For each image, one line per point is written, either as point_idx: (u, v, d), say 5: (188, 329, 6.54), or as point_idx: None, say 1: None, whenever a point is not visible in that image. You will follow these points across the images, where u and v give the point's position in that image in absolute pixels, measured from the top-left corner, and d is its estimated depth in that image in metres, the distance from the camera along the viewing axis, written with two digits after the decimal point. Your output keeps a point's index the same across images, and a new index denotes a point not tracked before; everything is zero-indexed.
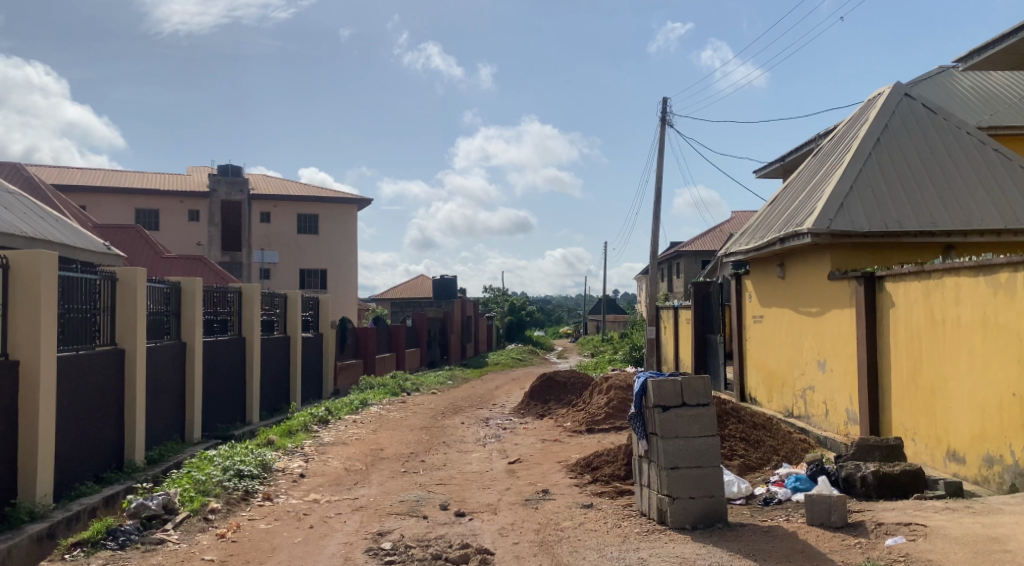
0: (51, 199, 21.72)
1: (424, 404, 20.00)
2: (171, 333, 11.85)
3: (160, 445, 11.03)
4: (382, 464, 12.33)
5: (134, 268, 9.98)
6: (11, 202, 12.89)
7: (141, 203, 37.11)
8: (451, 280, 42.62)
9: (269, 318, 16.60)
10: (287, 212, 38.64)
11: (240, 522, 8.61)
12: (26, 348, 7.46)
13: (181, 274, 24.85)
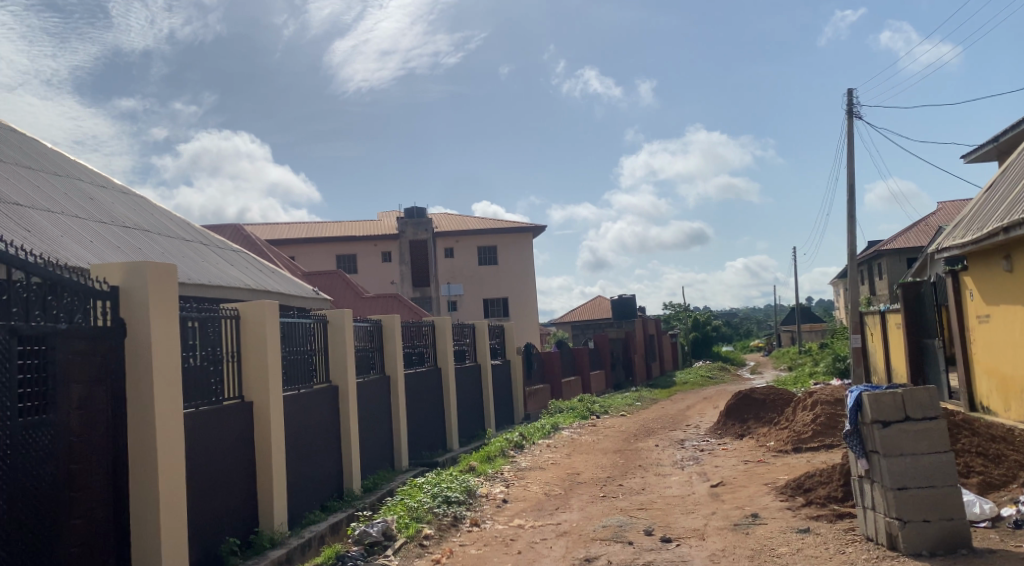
0: (263, 252, 23.69)
1: (616, 427, 19.86)
2: (376, 368, 12.51)
3: (374, 474, 11.63)
4: (581, 488, 12.30)
5: (341, 310, 10.66)
6: (235, 258, 14.21)
7: (339, 250, 39.92)
8: (631, 299, 42.30)
9: (460, 348, 17.17)
10: (468, 245, 40.02)
11: (453, 547, 8.88)
12: (258, 389, 8.11)
13: (379, 311, 26.39)
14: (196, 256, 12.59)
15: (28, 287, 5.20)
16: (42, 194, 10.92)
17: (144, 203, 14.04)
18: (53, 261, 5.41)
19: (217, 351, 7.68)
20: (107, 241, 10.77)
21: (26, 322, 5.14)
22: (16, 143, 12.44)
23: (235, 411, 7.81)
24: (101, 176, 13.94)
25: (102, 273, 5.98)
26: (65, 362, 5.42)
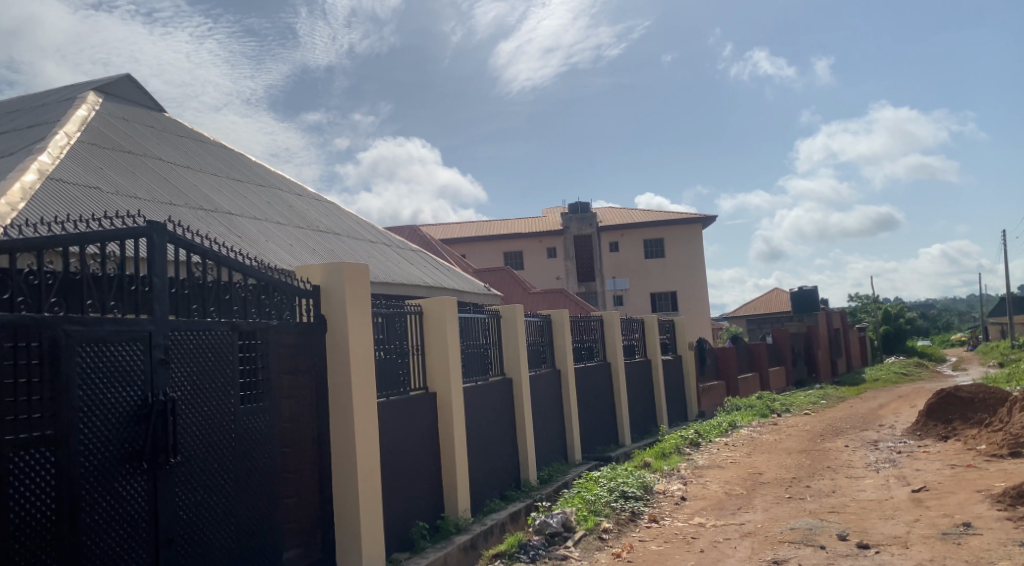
0: (437, 251, 24.43)
1: (799, 426, 18.84)
2: (548, 362, 12.50)
3: (549, 466, 11.62)
4: (765, 489, 11.71)
5: (513, 304, 10.72)
6: (413, 257, 14.67)
7: (507, 246, 40.61)
8: (812, 291, 40.11)
9: (630, 343, 16.88)
10: (634, 239, 39.50)
11: (633, 542, 8.69)
12: (440, 381, 8.28)
13: (546, 306, 26.53)
14: (379, 256, 13.09)
15: (245, 287, 5.56)
16: (247, 202, 11.70)
17: (333, 209, 14.78)
18: (265, 263, 5.75)
19: (403, 344, 7.90)
20: (303, 244, 11.37)
21: (244, 318, 5.50)
22: (224, 157, 13.44)
23: (421, 402, 7.99)
24: (297, 185, 14.79)
25: (305, 274, 6.29)
26: (277, 356, 5.76)
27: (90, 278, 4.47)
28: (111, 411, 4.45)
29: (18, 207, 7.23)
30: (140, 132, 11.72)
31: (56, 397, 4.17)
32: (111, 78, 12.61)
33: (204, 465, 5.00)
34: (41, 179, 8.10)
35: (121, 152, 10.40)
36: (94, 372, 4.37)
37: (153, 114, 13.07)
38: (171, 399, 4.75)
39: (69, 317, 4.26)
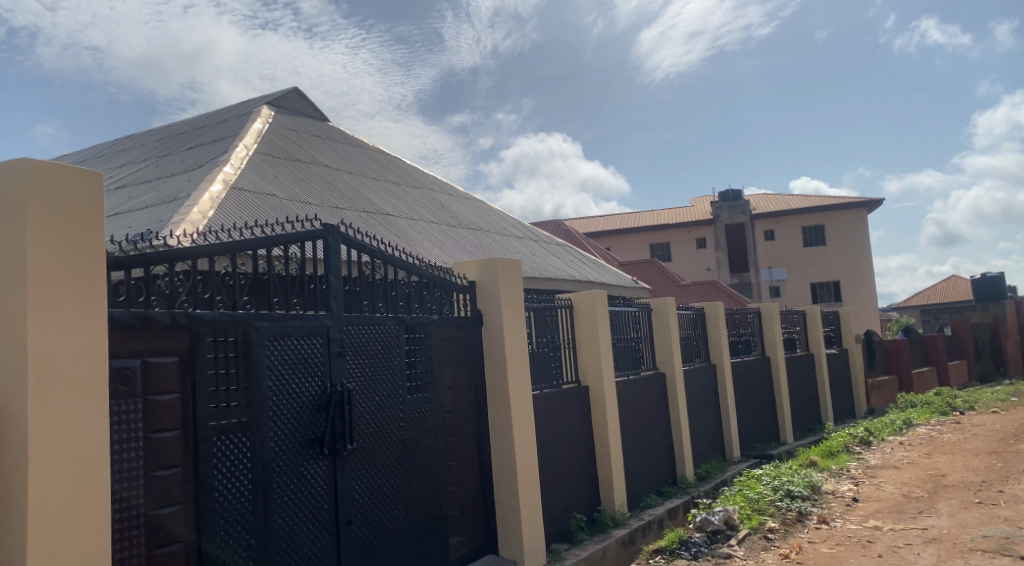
0: (583, 246, 24.48)
1: (986, 426, 17.42)
2: (702, 356, 12.24)
3: (706, 463, 11.38)
4: (949, 492, 10.94)
5: (665, 298, 10.58)
6: (560, 252, 14.76)
7: (655, 238, 40.08)
8: (998, 278, 36.93)
9: (790, 336, 16.23)
10: (792, 227, 37.89)
11: (802, 543, 8.37)
12: (592, 374, 8.30)
13: (697, 299, 25.97)
14: (530, 252, 13.28)
15: (409, 283, 5.83)
16: (404, 203, 12.18)
17: (482, 206, 15.12)
18: (427, 261, 6.00)
19: (555, 338, 7.99)
20: (457, 241, 11.73)
21: (409, 313, 5.77)
22: (382, 161, 14.05)
23: (574, 396, 8.05)
24: (447, 185, 15.25)
25: (461, 270, 6.50)
26: (440, 349, 6.00)
27: (275, 278, 4.84)
28: (296, 400, 4.80)
29: (208, 215, 7.89)
30: (307, 142, 12.45)
31: (249, 387, 4.53)
32: (282, 92, 13.47)
33: (377, 452, 5.29)
34: (226, 189, 8.79)
35: (292, 161, 11.09)
36: (280, 365, 4.73)
37: (318, 124, 13.85)
38: (346, 389, 5.06)
39: (259, 314, 4.64)
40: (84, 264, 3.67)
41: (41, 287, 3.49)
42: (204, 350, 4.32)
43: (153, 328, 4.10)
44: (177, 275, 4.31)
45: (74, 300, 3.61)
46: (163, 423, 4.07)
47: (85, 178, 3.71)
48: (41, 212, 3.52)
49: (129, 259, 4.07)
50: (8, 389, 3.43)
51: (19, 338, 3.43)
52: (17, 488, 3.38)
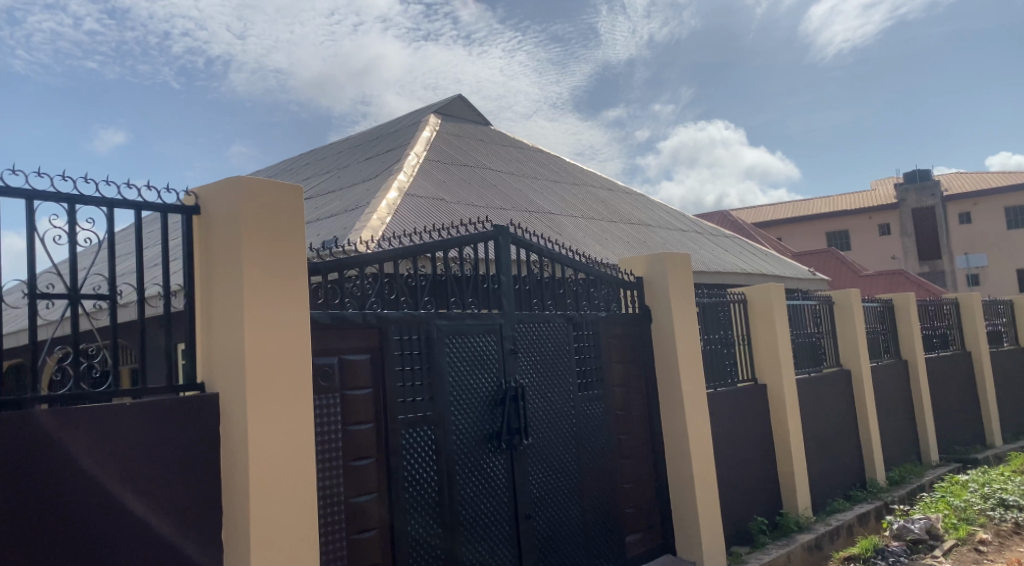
0: (755, 236, 23.77)
1: None
2: (891, 351, 11.52)
3: (899, 466, 10.71)
4: None
5: (847, 290, 10.08)
6: (730, 245, 14.37)
7: (831, 227, 38.17)
8: None
9: (995, 329, 14.93)
10: (989, 209, 34.83)
11: (1018, 557, 7.68)
12: (770, 372, 8.03)
13: (884, 289, 24.46)
14: (698, 246, 13.01)
15: (577, 281, 5.90)
16: (567, 202, 12.29)
17: (646, 201, 14.98)
18: (593, 258, 6.04)
19: (729, 334, 7.81)
20: (621, 238, 11.69)
21: (578, 311, 5.84)
22: (544, 161, 14.24)
23: (752, 394, 7.82)
24: (609, 181, 15.24)
25: (628, 266, 6.49)
26: (609, 346, 6.03)
27: (451, 278, 5.06)
28: (474, 396, 4.98)
29: (385, 222, 8.32)
30: (473, 147, 12.82)
31: (432, 383, 4.76)
32: (447, 100, 13.93)
33: (552, 447, 5.39)
34: (401, 196, 9.22)
35: (458, 165, 11.47)
36: (458, 362, 4.94)
37: (481, 128, 14.25)
38: (520, 385, 5.20)
39: (439, 314, 4.87)
40: (288, 271, 3.99)
41: (255, 291, 3.83)
42: (391, 348, 4.59)
43: (347, 328, 4.40)
44: (365, 277, 4.61)
45: (280, 304, 3.93)
46: (358, 416, 4.35)
47: (288, 192, 4.04)
48: (253, 222, 3.86)
49: (324, 265, 4.39)
50: (228, 383, 3.79)
51: (235, 337, 3.79)
52: (236, 472, 3.74)
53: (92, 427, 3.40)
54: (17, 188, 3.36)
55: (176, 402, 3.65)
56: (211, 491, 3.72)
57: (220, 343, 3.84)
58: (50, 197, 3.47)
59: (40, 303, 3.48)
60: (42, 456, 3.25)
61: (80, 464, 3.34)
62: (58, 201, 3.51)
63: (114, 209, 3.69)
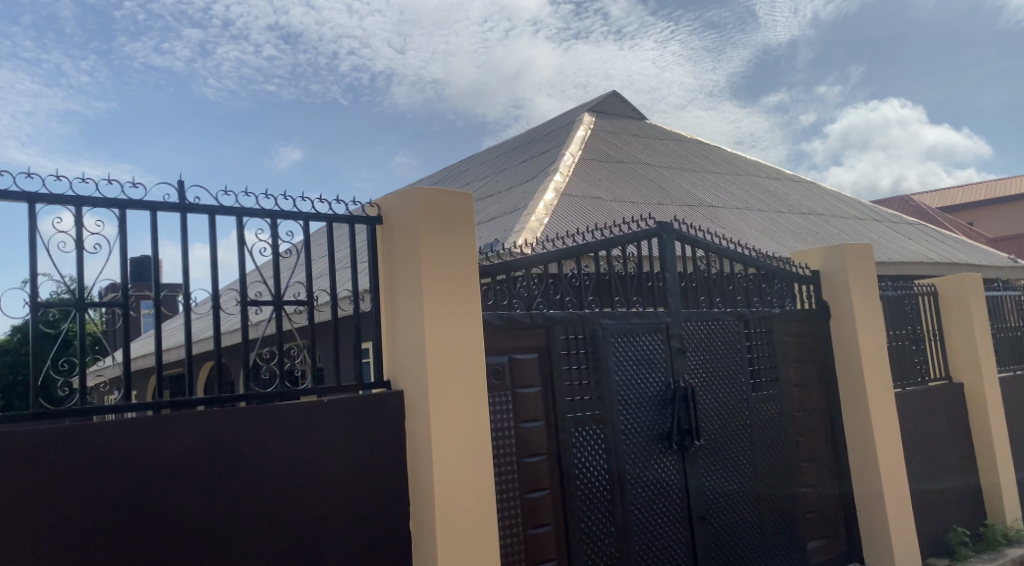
0: (944, 223, 22.03)
1: None
2: None
3: None
4: None
5: None
6: (914, 232, 13.38)
7: None
8: None
9: None
10: None
11: None
12: (968, 369, 7.40)
13: None
14: (877, 235, 12.20)
15: (747, 277, 5.69)
16: (731, 194, 11.90)
17: (818, 190, 14.24)
18: (763, 252, 5.80)
19: (918, 328, 7.28)
20: (791, 229, 11.16)
21: (749, 308, 5.62)
22: (706, 153, 13.86)
23: (947, 393, 7.24)
24: (777, 171, 14.61)
25: (803, 260, 6.19)
26: (784, 343, 5.76)
27: (615, 277, 5.01)
28: (643, 396, 4.90)
29: (544, 223, 8.39)
30: (630, 142, 12.69)
31: (600, 381, 4.72)
32: (603, 97, 13.86)
33: (725, 448, 5.21)
34: (558, 196, 9.25)
35: (614, 162, 11.38)
36: (625, 360, 4.87)
37: (639, 124, 14.07)
38: (690, 384, 5.07)
39: (604, 312, 4.83)
40: (461, 275, 4.08)
41: (432, 293, 3.94)
42: (558, 346, 4.60)
43: (516, 328, 4.45)
44: (532, 277, 4.66)
45: (454, 306, 4.03)
46: (530, 414, 4.39)
47: (461, 198, 4.14)
48: (428, 228, 3.98)
49: (493, 268, 4.46)
50: (412, 383, 3.95)
51: (416, 338, 3.93)
52: (420, 467, 3.89)
53: (295, 420, 3.64)
54: (231, 206, 3.66)
55: (364, 401, 3.84)
56: (397, 485, 3.89)
57: (403, 343, 4.01)
58: (256, 212, 3.76)
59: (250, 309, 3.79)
60: (246, 446, 3.50)
61: (282, 457, 3.58)
62: (264, 217, 3.79)
63: (309, 222, 3.94)
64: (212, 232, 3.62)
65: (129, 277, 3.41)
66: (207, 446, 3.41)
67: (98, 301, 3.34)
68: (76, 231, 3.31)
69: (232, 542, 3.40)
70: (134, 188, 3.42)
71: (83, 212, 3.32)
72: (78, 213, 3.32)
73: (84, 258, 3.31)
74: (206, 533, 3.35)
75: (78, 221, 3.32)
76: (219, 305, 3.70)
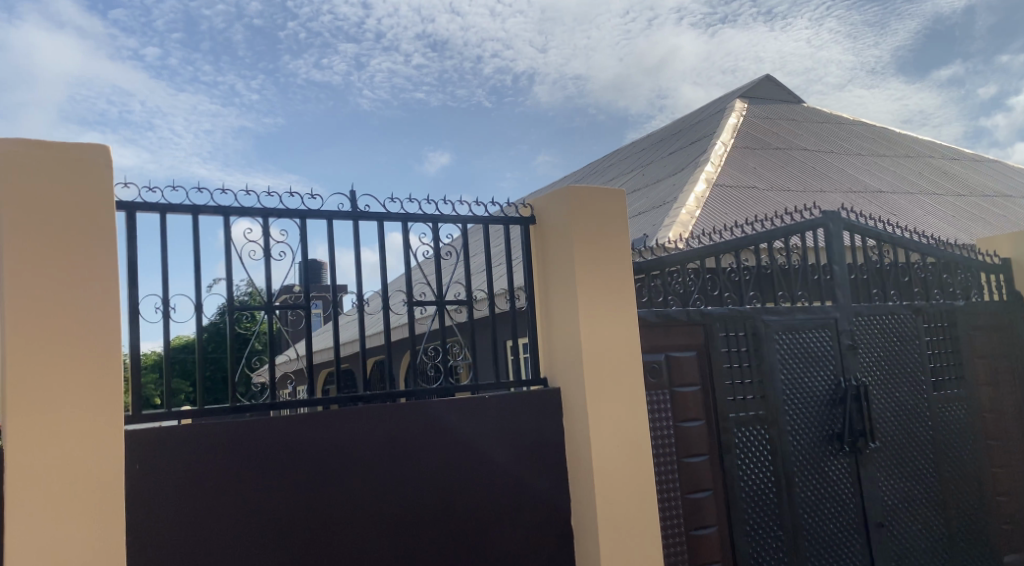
0: None
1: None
2: None
3: None
4: None
5: None
6: None
7: None
8: None
9: None
10: None
11: None
12: None
13: None
14: None
15: (925, 267, 5.28)
16: (900, 177, 11.14)
17: (1000, 168, 13.09)
18: (943, 239, 5.37)
19: None
20: (970, 213, 10.32)
21: (928, 301, 5.22)
22: (869, 134, 13.05)
23: None
24: (952, 149, 13.55)
25: (989, 246, 5.69)
26: (970, 338, 5.30)
27: (776, 271, 4.78)
28: (811, 395, 4.65)
29: (695, 216, 8.15)
30: (785, 127, 12.13)
31: (763, 380, 4.52)
32: (756, 81, 13.32)
33: (904, 451, 4.86)
34: (709, 187, 8.97)
35: (770, 149, 10.92)
36: (790, 358, 4.64)
37: (795, 107, 13.43)
38: (863, 384, 4.76)
39: (766, 308, 4.62)
40: (615, 273, 4.01)
41: (587, 292, 3.91)
42: (718, 344, 4.44)
43: (673, 325, 4.34)
44: (687, 273, 4.53)
45: (610, 305, 3.97)
46: (689, 413, 4.26)
47: (615, 196, 4.07)
48: (581, 227, 3.94)
49: (646, 264, 4.39)
50: (569, 381, 3.93)
51: (571, 336, 3.91)
52: (581, 465, 3.86)
53: (459, 419, 3.70)
54: (395, 212, 3.77)
55: (523, 398, 3.87)
56: (559, 483, 3.90)
57: (559, 342, 3.99)
58: (418, 217, 3.86)
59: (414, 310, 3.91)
60: (414, 443, 3.60)
61: (447, 453, 3.65)
62: (427, 221, 3.88)
63: (468, 224, 4.01)
64: (378, 238, 3.76)
65: (310, 281, 3.59)
66: (378, 441, 3.53)
67: (283, 305, 3.53)
68: (263, 240, 3.51)
69: (403, 536, 3.51)
70: (311, 198, 3.59)
71: (270, 223, 3.52)
72: (264, 224, 3.52)
73: (271, 265, 3.51)
74: (377, 524, 3.47)
75: (265, 231, 3.52)
76: (386, 307, 3.82)
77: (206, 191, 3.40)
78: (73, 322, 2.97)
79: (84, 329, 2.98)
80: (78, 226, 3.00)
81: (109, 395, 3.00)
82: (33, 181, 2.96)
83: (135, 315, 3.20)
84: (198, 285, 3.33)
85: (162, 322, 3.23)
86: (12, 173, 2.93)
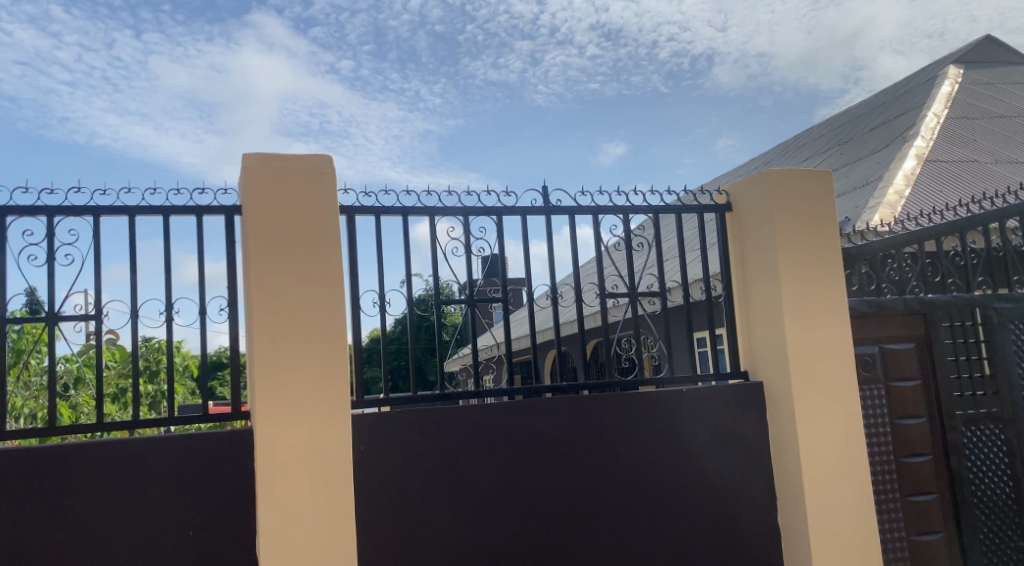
0: None
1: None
2: None
3: None
4: None
5: None
6: None
7: None
8: None
9: None
10: None
11: None
12: None
13: None
14: None
15: None
16: None
17: None
18: None
19: None
20: None
21: None
22: None
23: None
24: None
25: None
26: None
27: (1010, 253, 4.29)
28: None
29: (905, 195, 7.55)
30: (1010, 93, 10.95)
31: (998, 374, 4.05)
32: (972, 44, 12.11)
33: None
34: (921, 162, 8.26)
35: (991, 118, 9.91)
36: None
37: (1020, 69, 12.08)
38: None
39: (999, 295, 4.14)
40: (825, 259, 3.77)
41: (794, 280, 3.70)
42: (941, 334, 4.04)
43: (888, 315, 4.03)
44: (904, 258, 4.20)
45: (820, 293, 3.74)
46: (909, 410, 3.95)
47: (823, 179, 3.82)
48: (784, 213, 3.74)
49: (855, 250, 4.15)
50: (772, 373, 3.75)
51: (774, 327, 3.72)
52: (788, 462, 3.66)
53: (660, 409, 3.62)
54: (589, 205, 3.76)
55: (726, 391, 3.73)
56: (769, 477, 3.73)
57: (761, 334, 3.82)
58: (611, 209, 3.82)
59: (609, 301, 3.88)
60: (616, 435, 3.56)
61: (649, 445, 3.59)
62: (624, 213, 3.84)
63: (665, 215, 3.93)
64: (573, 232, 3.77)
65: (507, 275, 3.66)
66: (580, 432, 3.52)
67: (483, 298, 3.62)
68: (464, 237, 3.62)
69: (605, 528, 3.49)
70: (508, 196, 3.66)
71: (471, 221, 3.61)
72: (466, 222, 3.61)
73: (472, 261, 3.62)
74: (580, 516, 3.47)
75: (466, 229, 3.62)
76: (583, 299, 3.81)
77: (413, 194, 3.55)
78: (307, 320, 3.18)
79: (314, 324, 3.18)
80: (311, 225, 3.22)
81: (340, 388, 3.18)
82: (271, 192, 3.20)
83: (357, 310, 3.39)
84: (406, 280, 3.49)
85: (380, 317, 3.40)
86: (254, 184, 3.18)
